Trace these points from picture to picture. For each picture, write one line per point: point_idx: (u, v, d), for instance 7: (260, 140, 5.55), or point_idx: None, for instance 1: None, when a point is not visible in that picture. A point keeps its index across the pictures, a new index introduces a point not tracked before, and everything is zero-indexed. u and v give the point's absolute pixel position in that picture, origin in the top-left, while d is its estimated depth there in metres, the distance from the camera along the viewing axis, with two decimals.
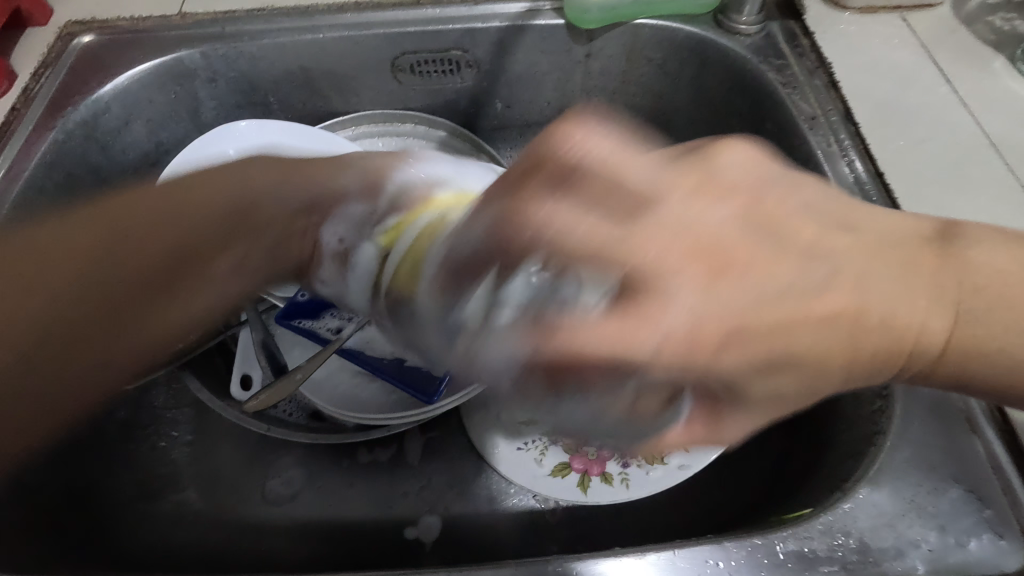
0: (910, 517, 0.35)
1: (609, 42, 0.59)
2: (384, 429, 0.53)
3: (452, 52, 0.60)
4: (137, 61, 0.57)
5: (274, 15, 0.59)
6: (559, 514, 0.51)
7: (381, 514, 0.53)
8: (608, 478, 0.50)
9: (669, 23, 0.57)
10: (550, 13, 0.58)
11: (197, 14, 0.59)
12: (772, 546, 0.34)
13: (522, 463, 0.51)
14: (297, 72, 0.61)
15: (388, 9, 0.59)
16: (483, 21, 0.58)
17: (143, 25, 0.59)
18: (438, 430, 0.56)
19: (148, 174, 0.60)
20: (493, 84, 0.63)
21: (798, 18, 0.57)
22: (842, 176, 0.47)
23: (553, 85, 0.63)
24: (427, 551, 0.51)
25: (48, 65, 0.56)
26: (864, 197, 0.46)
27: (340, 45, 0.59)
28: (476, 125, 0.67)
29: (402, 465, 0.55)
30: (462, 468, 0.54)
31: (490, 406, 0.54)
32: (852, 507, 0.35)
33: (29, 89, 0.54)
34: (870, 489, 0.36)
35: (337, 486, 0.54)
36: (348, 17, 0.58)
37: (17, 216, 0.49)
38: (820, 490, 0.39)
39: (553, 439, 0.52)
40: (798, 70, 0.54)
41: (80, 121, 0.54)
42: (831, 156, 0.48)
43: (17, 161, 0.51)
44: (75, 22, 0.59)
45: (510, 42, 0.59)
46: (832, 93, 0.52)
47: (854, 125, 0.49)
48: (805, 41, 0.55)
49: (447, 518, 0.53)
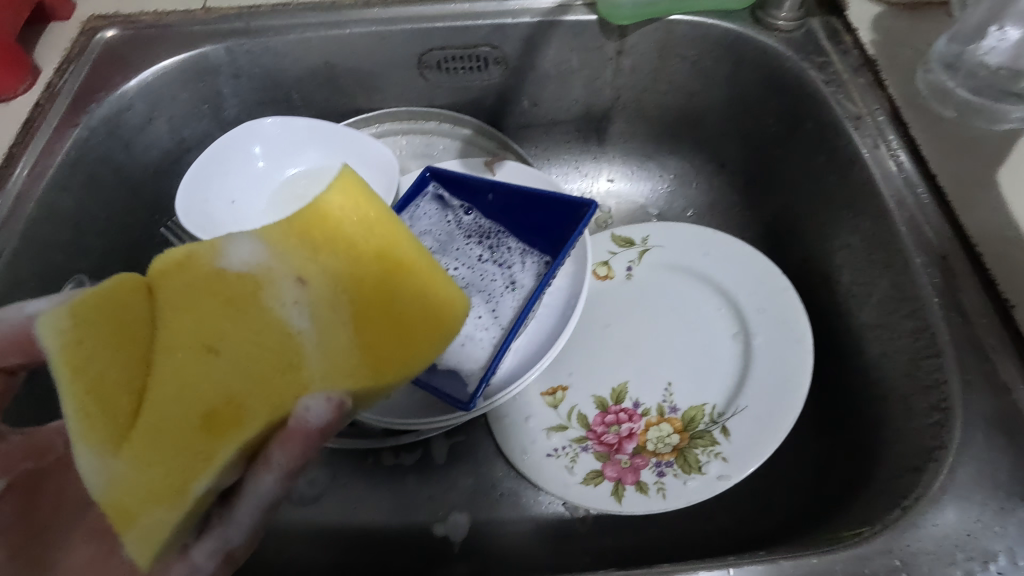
0: (976, 538, 0.32)
1: (642, 38, 0.57)
2: (412, 435, 0.52)
3: (481, 48, 0.59)
4: (161, 56, 0.56)
5: (300, 10, 0.58)
6: (589, 523, 0.50)
7: (406, 520, 0.52)
8: (642, 487, 0.49)
9: (706, 19, 0.55)
10: (582, 9, 0.56)
11: (221, 9, 0.58)
12: (830, 567, 0.32)
13: (553, 470, 0.50)
14: (321, 68, 0.59)
15: (417, 4, 0.57)
16: (514, 16, 0.56)
17: (166, 19, 0.58)
18: (465, 434, 0.55)
19: (169, 171, 0.59)
20: (521, 82, 0.62)
21: (838, 13, 0.55)
22: (889, 177, 0.45)
23: (581, 82, 0.61)
24: (456, 554, 0.50)
25: (71, 60, 0.55)
26: (914, 199, 0.44)
27: (367, 40, 0.57)
28: (503, 123, 0.66)
29: (428, 468, 0.54)
30: (490, 474, 0.54)
31: (518, 410, 0.54)
32: (913, 525, 0.33)
33: (52, 84, 0.54)
34: (933, 507, 0.33)
35: (362, 489, 0.53)
36: (375, 12, 0.57)
37: (42, 215, 0.48)
38: (873, 502, 0.37)
39: (584, 446, 0.52)
40: (840, 68, 0.52)
41: (103, 117, 0.53)
42: (877, 156, 0.46)
43: (42, 159, 0.50)
44: (98, 16, 0.58)
45: (540, 38, 0.57)
46: (876, 91, 0.50)
47: (903, 123, 0.47)
48: (846, 37, 0.53)
49: (475, 520, 0.52)
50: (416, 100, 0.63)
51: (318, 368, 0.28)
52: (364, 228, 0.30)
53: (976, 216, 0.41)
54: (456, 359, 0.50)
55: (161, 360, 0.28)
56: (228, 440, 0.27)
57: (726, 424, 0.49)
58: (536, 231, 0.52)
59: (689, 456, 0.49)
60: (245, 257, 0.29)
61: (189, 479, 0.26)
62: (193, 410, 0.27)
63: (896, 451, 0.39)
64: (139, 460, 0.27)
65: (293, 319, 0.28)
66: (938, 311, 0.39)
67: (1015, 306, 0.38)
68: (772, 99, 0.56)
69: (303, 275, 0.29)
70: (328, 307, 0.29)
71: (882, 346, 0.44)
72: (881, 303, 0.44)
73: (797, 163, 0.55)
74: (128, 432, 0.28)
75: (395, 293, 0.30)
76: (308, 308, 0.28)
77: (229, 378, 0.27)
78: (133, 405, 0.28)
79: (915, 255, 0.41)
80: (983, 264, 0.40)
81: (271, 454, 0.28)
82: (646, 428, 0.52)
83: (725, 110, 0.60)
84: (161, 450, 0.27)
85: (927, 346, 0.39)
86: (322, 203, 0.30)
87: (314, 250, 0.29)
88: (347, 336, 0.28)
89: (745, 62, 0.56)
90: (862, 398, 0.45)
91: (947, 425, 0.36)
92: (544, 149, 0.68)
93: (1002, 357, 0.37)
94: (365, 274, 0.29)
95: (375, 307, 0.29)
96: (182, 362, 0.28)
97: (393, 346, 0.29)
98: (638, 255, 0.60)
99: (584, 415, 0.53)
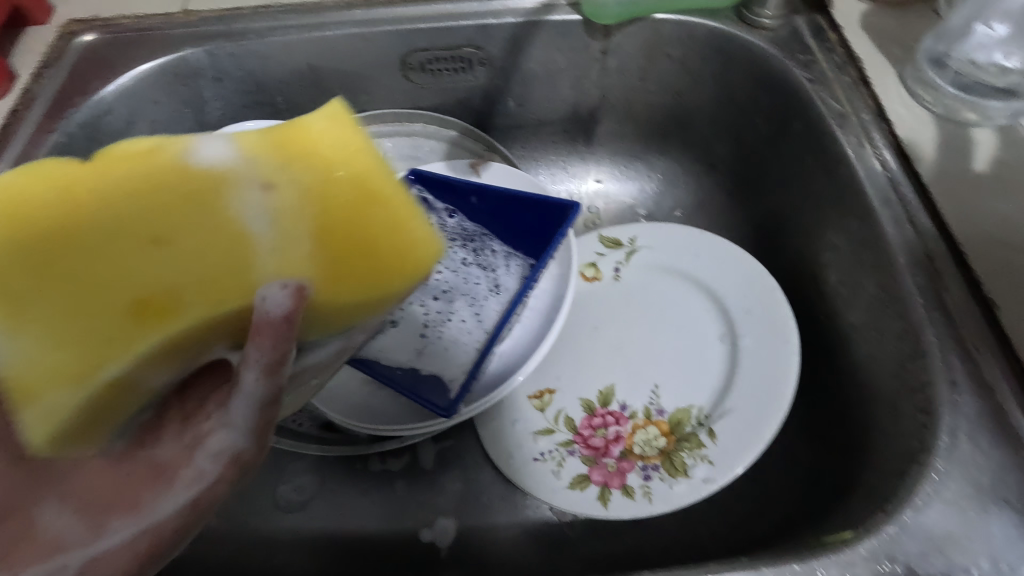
0: (960, 541, 0.31)
1: (626, 38, 0.57)
2: (397, 440, 0.51)
3: (465, 49, 0.58)
4: (141, 60, 0.55)
5: (282, 12, 0.57)
6: (577, 528, 0.50)
7: (393, 526, 0.51)
8: (629, 491, 0.48)
9: (691, 18, 0.55)
10: (566, 8, 0.56)
11: (201, 12, 0.57)
12: (813, 572, 0.31)
13: (539, 475, 0.50)
14: (304, 71, 0.59)
15: (399, 5, 0.57)
16: (497, 16, 0.56)
17: (146, 23, 0.57)
18: (452, 439, 0.55)
19: None
20: (507, 82, 0.61)
21: (824, 11, 0.54)
22: (874, 177, 0.45)
23: (567, 82, 0.61)
24: (443, 560, 0.50)
25: (49, 65, 0.55)
26: (899, 199, 0.43)
27: (350, 42, 0.57)
28: (489, 124, 0.65)
29: (415, 474, 0.54)
30: (478, 479, 0.53)
31: (505, 414, 0.54)
32: (897, 529, 0.32)
33: (29, 90, 0.53)
34: (917, 509, 0.33)
35: (348, 496, 0.53)
36: (358, 14, 0.57)
37: None
38: (860, 505, 0.37)
39: (571, 449, 0.51)
40: (826, 66, 0.51)
41: (82, 122, 0.53)
42: (862, 155, 0.46)
43: (19, 165, 0.49)
44: (77, 20, 0.57)
45: (524, 38, 0.57)
46: (861, 89, 0.49)
47: (888, 122, 0.47)
48: (832, 35, 0.53)
49: (463, 526, 0.51)
50: (401, 102, 0.62)
51: (270, 261, 0.27)
52: (335, 136, 0.29)
53: (957, 216, 0.41)
54: (440, 364, 0.49)
55: (104, 243, 0.26)
56: (162, 329, 0.26)
57: (713, 426, 0.49)
58: (520, 234, 0.52)
59: (675, 459, 0.49)
60: (216, 154, 0.28)
61: (102, 363, 0.26)
62: (121, 294, 0.26)
63: (883, 454, 0.39)
64: (45, 337, 0.26)
65: (255, 216, 0.27)
66: (923, 312, 0.39)
67: (1000, 307, 0.37)
68: (759, 98, 0.55)
69: (270, 182, 0.28)
70: (291, 218, 0.28)
71: (868, 347, 0.43)
72: (867, 304, 0.44)
73: (784, 162, 0.54)
74: (33, 310, 0.26)
75: (359, 218, 0.29)
76: (269, 212, 0.27)
77: (178, 272, 0.26)
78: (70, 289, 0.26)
79: (900, 256, 0.41)
80: (968, 264, 0.39)
81: (246, 351, 0.26)
82: (633, 431, 0.52)
83: (712, 110, 0.60)
84: (76, 329, 0.26)
85: (912, 347, 0.39)
86: (305, 122, 0.29)
87: (287, 164, 0.28)
88: (307, 248, 0.28)
89: (730, 60, 0.55)
90: (849, 400, 0.45)
91: (932, 428, 0.35)
92: (532, 150, 0.68)
93: (986, 359, 0.36)
94: (336, 194, 0.28)
95: (342, 236, 0.28)
96: (128, 250, 0.26)
97: (355, 264, 0.28)
98: (626, 256, 0.60)
99: (571, 418, 0.53)
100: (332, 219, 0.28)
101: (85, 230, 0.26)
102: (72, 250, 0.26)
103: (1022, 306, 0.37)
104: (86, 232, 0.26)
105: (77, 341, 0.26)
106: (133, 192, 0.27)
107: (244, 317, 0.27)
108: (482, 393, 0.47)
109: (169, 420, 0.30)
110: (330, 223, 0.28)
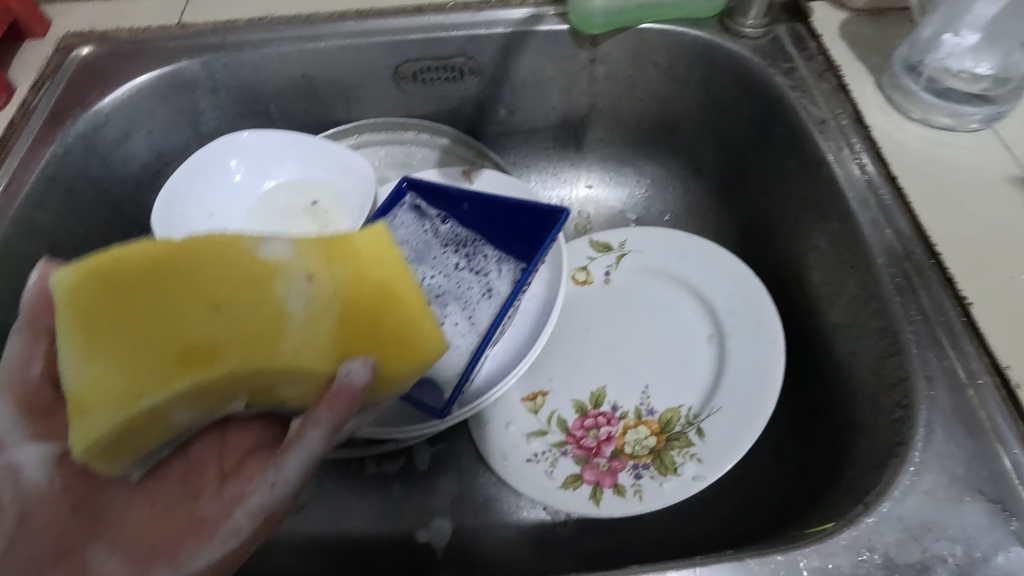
0: (935, 531, 0.33)
1: (613, 47, 0.58)
2: (393, 442, 0.52)
3: (456, 59, 0.59)
4: (138, 72, 0.56)
5: (276, 24, 0.58)
6: (570, 527, 0.51)
7: (389, 528, 0.52)
8: (620, 490, 0.49)
9: (675, 27, 0.56)
10: (554, 19, 0.57)
11: (197, 24, 0.58)
12: (795, 562, 0.32)
13: (532, 475, 0.51)
14: (298, 81, 0.60)
15: (391, 16, 0.58)
16: (487, 27, 0.57)
17: (142, 35, 0.58)
18: (447, 442, 0.56)
19: (148, 185, 0.59)
20: (498, 90, 0.62)
21: (804, 20, 0.56)
22: (853, 181, 0.46)
23: (556, 90, 0.62)
24: (439, 560, 0.51)
25: (47, 77, 0.56)
26: (877, 201, 0.45)
27: (343, 53, 0.58)
28: (480, 132, 0.66)
29: (410, 476, 0.55)
30: (472, 480, 0.54)
31: (498, 416, 0.55)
32: (876, 520, 0.33)
33: (28, 102, 0.54)
34: (896, 501, 0.34)
35: (344, 498, 0.53)
36: (351, 25, 0.58)
37: (18, 232, 0.48)
38: (843, 499, 0.38)
39: (564, 450, 0.52)
40: (807, 74, 0.53)
41: (79, 134, 0.53)
42: (841, 160, 0.47)
43: (17, 176, 0.50)
44: (74, 33, 0.58)
45: (514, 48, 0.58)
46: (841, 95, 0.51)
47: (866, 127, 0.48)
48: (812, 43, 0.55)
49: (458, 527, 0.52)
50: (393, 110, 0.64)
51: (297, 351, 0.28)
52: (376, 256, 0.30)
53: (932, 218, 0.43)
54: (433, 366, 0.50)
55: (168, 287, 0.28)
56: (198, 377, 0.27)
57: (702, 425, 0.50)
58: (511, 238, 0.53)
59: (666, 458, 0.50)
60: (280, 245, 0.29)
61: (142, 393, 0.27)
62: (172, 346, 0.27)
63: (864, 448, 0.40)
64: (109, 362, 0.27)
65: (294, 310, 0.28)
66: (900, 310, 0.40)
67: (973, 304, 0.39)
68: (743, 104, 0.57)
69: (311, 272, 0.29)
70: (326, 304, 0.29)
71: (850, 345, 0.45)
72: (849, 304, 0.45)
73: (767, 167, 0.56)
74: (105, 335, 0.28)
75: (393, 314, 0.30)
76: (308, 300, 0.28)
77: (217, 329, 0.27)
78: (129, 329, 0.27)
79: (878, 257, 0.42)
80: (943, 263, 0.41)
81: (316, 414, 0.29)
82: (624, 431, 0.53)
83: (698, 116, 0.61)
84: (131, 364, 0.27)
85: (890, 344, 0.40)
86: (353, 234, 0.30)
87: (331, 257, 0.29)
88: (329, 332, 0.29)
89: (715, 68, 0.57)
90: (833, 397, 0.46)
91: (910, 422, 0.36)
92: (523, 157, 0.69)
93: (961, 355, 0.37)
94: (368, 286, 0.29)
95: (364, 323, 0.29)
96: (187, 304, 0.28)
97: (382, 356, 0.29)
98: (616, 260, 0.61)
99: (564, 419, 0.54)
100: (362, 309, 0.29)
101: (159, 273, 0.28)
102: (143, 297, 0.28)
103: (995, 304, 0.39)
104: (166, 279, 0.28)
105: (132, 374, 0.27)
106: (201, 260, 0.28)
107: (269, 380, 0.28)
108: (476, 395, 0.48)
109: (208, 479, 0.33)
110: (365, 316, 0.29)
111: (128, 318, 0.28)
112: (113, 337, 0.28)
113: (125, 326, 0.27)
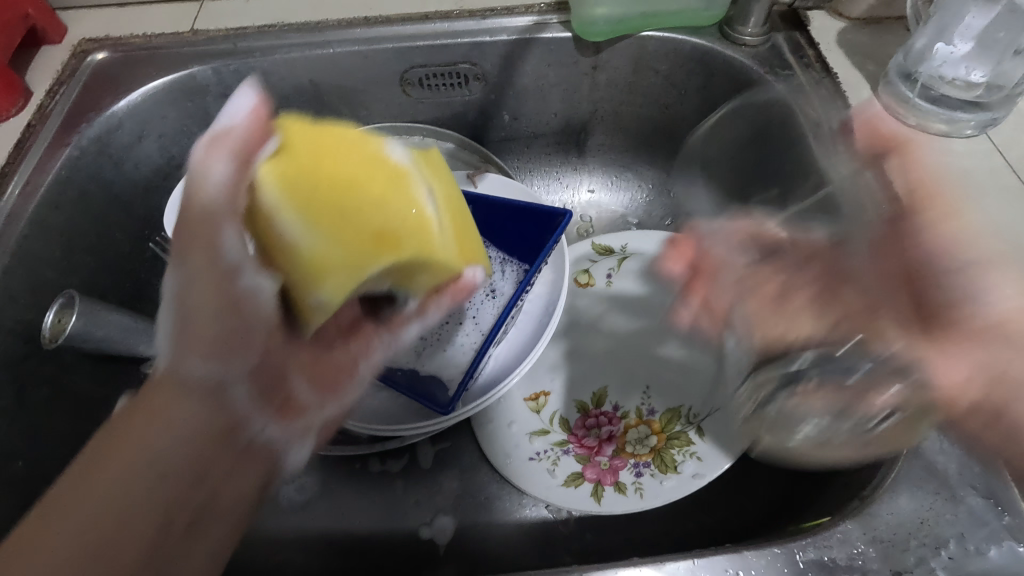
0: None
1: (615, 54, 0.59)
2: (398, 440, 0.53)
3: (461, 66, 0.61)
4: (151, 77, 0.57)
5: (286, 32, 0.60)
6: (572, 524, 0.51)
7: (393, 525, 0.53)
8: (621, 487, 0.50)
9: (676, 35, 0.58)
10: (557, 27, 0.58)
11: (209, 31, 0.60)
12: (792, 554, 0.33)
13: (536, 473, 0.52)
14: (307, 87, 0.61)
15: (398, 24, 0.59)
16: (492, 35, 0.59)
17: (155, 42, 0.59)
18: (449, 441, 0.56)
19: (159, 188, 0.60)
20: (501, 97, 0.64)
21: (802, 28, 0.57)
22: (849, 186, 0.47)
23: (558, 97, 0.64)
24: (442, 556, 0.51)
25: (62, 82, 0.57)
26: (873, 205, 0.46)
27: (351, 59, 0.59)
28: (484, 137, 0.68)
29: (413, 474, 0.55)
30: (474, 479, 0.55)
31: (501, 416, 0.55)
32: None
33: (44, 106, 0.55)
34: None
35: (349, 496, 0.54)
36: (358, 32, 0.59)
37: (35, 232, 0.50)
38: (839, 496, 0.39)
39: (566, 448, 0.53)
40: (804, 81, 0.54)
41: (94, 137, 0.55)
42: (838, 164, 0.48)
43: (34, 177, 0.51)
44: (89, 40, 0.60)
45: (518, 55, 0.59)
46: (837, 102, 0.52)
47: (862, 133, 0.49)
48: (809, 51, 0.56)
49: (460, 524, 0.53)
50: (399, 116, 0.65)
51: (445, 246, 0.37)
52: (450, 185, 0.41)
53: None
54: (437, 366, 0.51)
55: (366, 176, 0.33)
56: (395, 256, 0.33)
57: (702, 425, 0.52)
58: (515, 241, 0.54)
59: (666, 456, 0.51)
60: (405, 157, 0.36)
61: (366, 264, 0.33)
62: (370, 227, 0.32)
63: None
64: (329, 232, 0.32)
65: (432, 206, 0.36)
66: (895, 310, 0.41)
67: None
68: (743, 110, 0.58)
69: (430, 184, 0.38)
70: (457, 211, 0.41)
71: None
72: None
73: (766, 171, 0.57)
74: (324, 210, 0.31)
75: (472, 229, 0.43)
76: (438, 204, 0.37)
77: (401, 209, 0.34)
78: (344, 206, 0.32)
79: (874, 259, 0.43)
80: None
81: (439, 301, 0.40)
82: (625, 430, 0.54)
83: (698, 122, 0.62)
84: (339, 242, 0.32)
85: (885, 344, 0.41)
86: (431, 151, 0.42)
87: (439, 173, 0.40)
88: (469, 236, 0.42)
89: (714, 75, 0.58)
90: None
91: None
92: (525, 161, 0.70)
93: None
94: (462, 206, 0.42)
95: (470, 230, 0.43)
96: (382, 185, 0.33)
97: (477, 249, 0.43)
98: (617, 263, 0.62)
99: (566, 419, 0.55)
100: (463, 220, 0.42)
101: (354, 158, 0.33)
102: (348, 178, 0.32)
103: None
104: (355, 175, 0.32)
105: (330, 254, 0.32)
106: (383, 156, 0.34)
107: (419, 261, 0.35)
108: (480, 393, 0.49)
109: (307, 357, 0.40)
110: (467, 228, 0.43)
111: (343, 195, 0.32)
112: (330, 216, 0.32)
113: (339, 206, 0.32)
